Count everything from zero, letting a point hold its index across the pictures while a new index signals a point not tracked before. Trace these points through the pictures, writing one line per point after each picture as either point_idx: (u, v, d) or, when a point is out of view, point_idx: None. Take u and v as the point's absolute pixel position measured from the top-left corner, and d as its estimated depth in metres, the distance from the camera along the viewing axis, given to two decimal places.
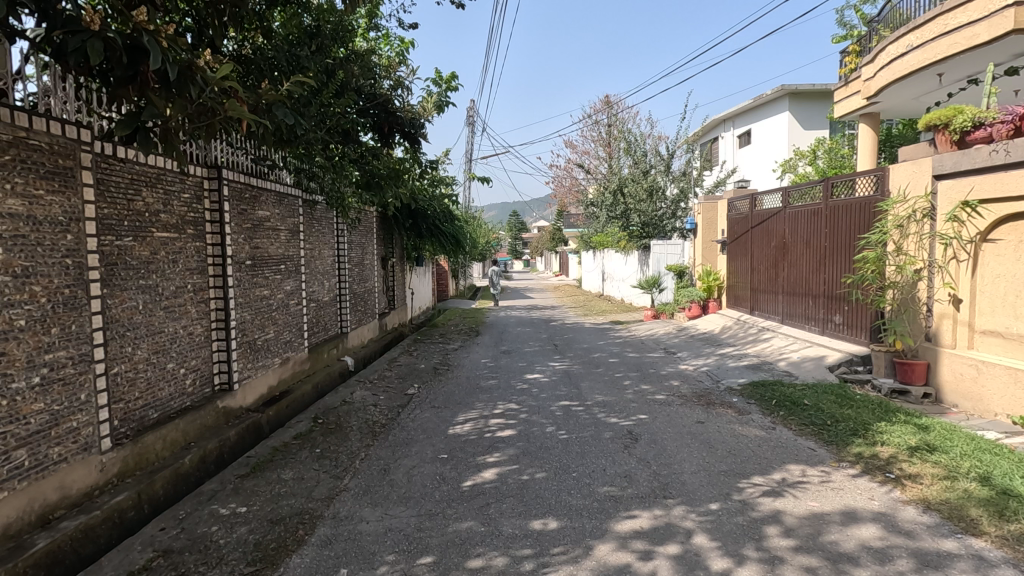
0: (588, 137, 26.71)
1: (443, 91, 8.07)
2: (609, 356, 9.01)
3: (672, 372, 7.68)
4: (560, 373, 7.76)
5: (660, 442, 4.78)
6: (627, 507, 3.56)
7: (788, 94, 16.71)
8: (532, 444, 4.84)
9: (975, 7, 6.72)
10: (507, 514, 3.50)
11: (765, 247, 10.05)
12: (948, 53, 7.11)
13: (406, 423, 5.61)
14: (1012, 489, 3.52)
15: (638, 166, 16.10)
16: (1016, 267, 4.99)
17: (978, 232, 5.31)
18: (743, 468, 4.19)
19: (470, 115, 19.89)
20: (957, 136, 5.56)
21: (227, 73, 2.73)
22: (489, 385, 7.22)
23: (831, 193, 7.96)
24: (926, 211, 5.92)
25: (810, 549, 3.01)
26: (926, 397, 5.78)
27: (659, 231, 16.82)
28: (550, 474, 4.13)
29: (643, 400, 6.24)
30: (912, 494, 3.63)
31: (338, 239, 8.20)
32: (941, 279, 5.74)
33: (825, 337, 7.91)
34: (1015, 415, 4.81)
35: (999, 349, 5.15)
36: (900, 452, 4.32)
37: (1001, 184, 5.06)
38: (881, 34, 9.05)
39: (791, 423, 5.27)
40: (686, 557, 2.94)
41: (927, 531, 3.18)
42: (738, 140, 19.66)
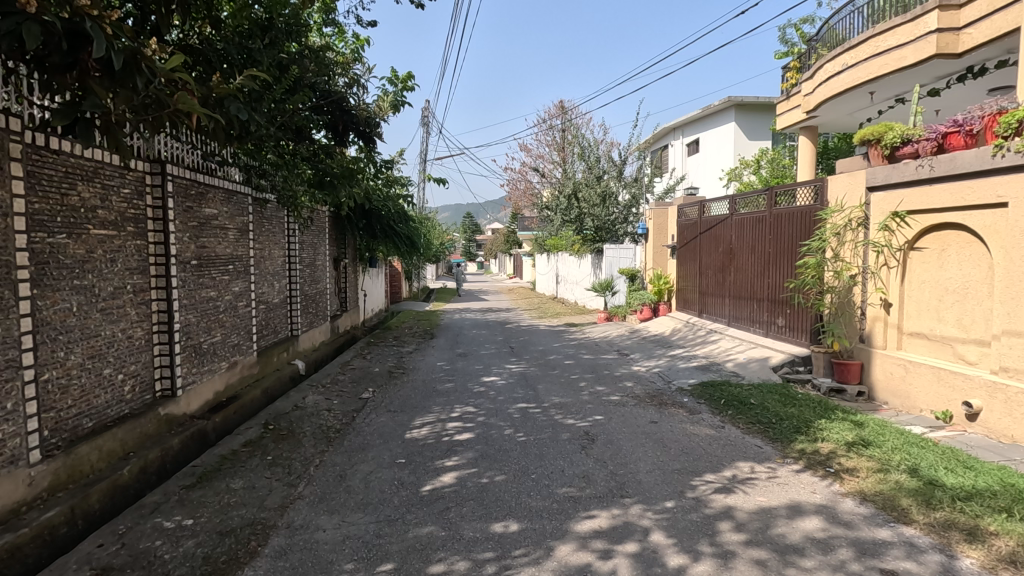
0: (543, 141, 26.99)
1: (399, 91, 8.00)
2: (565, 359, 9.13)
3: (627, 374, 7.86)
4: (516, 376, 7.79)
5: (615, 443, 4.89)
6: (586, 507, 3.61)
7: (734, 105, 17.39)
8: (491, 447, 4.83)
9: (903, 31, 7.23)
10: (469, 517, 3.49)
11: (713, 252, 10.43)
12: (878, 73, 7.63)
13: (362, 428, 5.49)
14: (938, 480, 3.80)
15: (592, 171, 16.39)
16: (939, 274, 5.38)
17: (907, 241, 5.70)
18: (695, 466, 4.34)
19: (425, 116, 19.71)
20: (888, 151, 5.94)
21: (178, 64, 2.60)
22: (446, 388, 7.17)
23: (775, 201, 8.35)
24: (860, 220, 6.31)
25: (760, 542, 3.15)
26: (860, 395, 6.15)
27: (612, 236, 17.12)
28: (510, 477, 4.14)
29: (598, 401, 6.35)
30: (850, 487, 3.86)
31: (289, 239, 7.93)
32: (874, 284, 6.13)
33: (769, 338, 8.30)
34: (939, 412, 5.18)
35: (924, 349, 5.54)
36: (838, 447, 4.58)
37: (927, 198, 5.44)
38: (819, 52, 9.59)
39: (738, 422, 5.49)
40: (644, 555, 3.01)
41: (864, 521, 3.39)
42: (688, 149, 20.35)
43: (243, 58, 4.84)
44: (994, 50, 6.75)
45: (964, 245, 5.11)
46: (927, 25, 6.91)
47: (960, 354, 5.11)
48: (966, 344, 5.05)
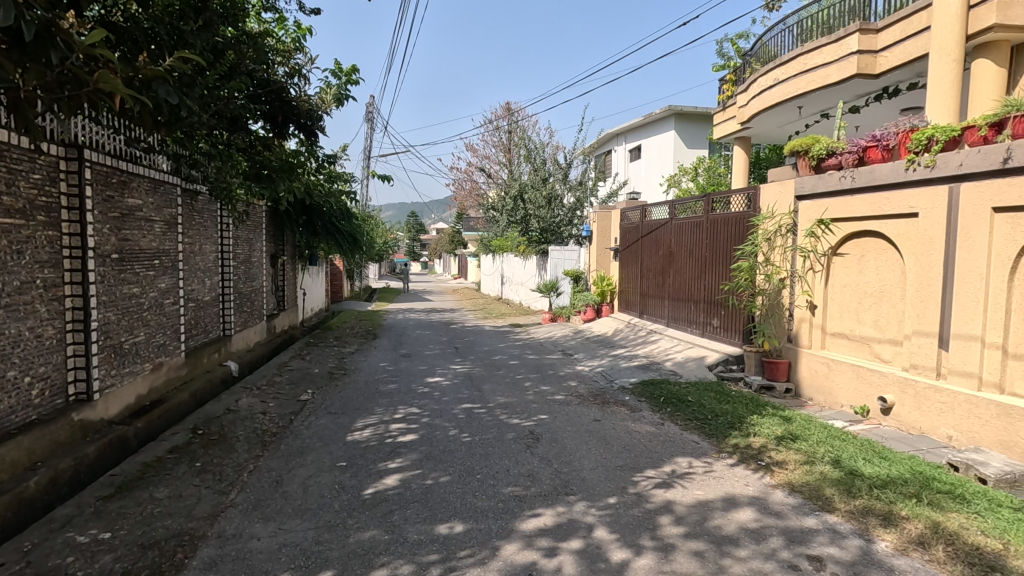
0: (489, 142, 26.99)
1: (343, 84, 7.79)
2: (510, 359, 9.15)
3: (570, 373, 7.97)
4: (461, 376, 7.74)
5: (560, 442, 4.93)
6: (531, 505, 3.62)
7: (674, 114, 18.03)
8: (436, 448, 4.76)
9: (828, 51, 7.72)
10: (413, 519, 3.41)
11: (654, 255, 10.75)
12: (806, 89, 8.11)
13: (301, 431, 5.28)
14: (857, 470, 4.07)
15: (537, 173, 16.54)
16: (858, 278, 5.77)
17: (830, 247, 6.09)
18: (637, 462, 4.45)
19: (369, 111, 19.25)
20: (814, 162, 6.32)
21: (99, 39, 2.38)
22: (389, 389, 7.00)
23: (711, 207, 8.69)
24: (790, 227, 6.68)
25: (698, 534, 3.26)
26: (788, 392, 6.51)
27: (556, 237, 17.32)
28: (455, 478, 4.08)
29: (543, 400, 6.40)
30: (779, 479, 4.07)
31: (222, 233, 7.52)
32: (801, 287, 6.51)
33: (705, 338, 8.66)
34: (858, 406, 5.55)
35: (845, 348, 5.94)
36: (769, 442, 4.82)
37: (848, 207, 5.82)
38: (753, 67, 10.09)
39: (676, 418, 5.68)
40: (588, 551, 3.05)
41: (792, 510, 3.58)
42: (630, 154, 20.93)
43: (174, 40, 4.53)
44: (906, 73, 7.32)
45: (880, 251, 5.51)
46: (848, 46, 7.41)
47: (876, 353, 5.50)
48: (882, 343, 5.44)
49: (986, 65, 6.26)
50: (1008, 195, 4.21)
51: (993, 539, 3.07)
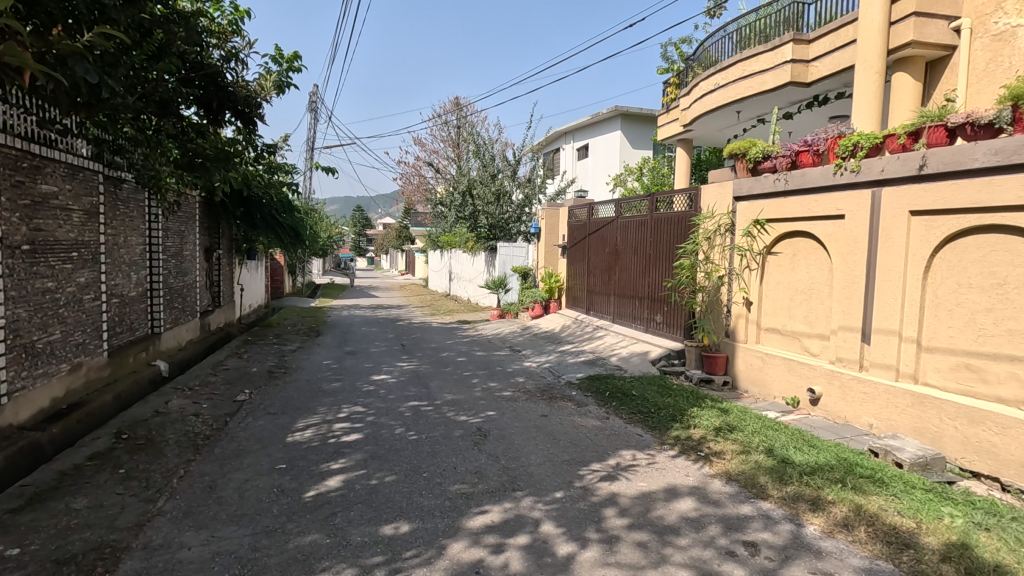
0: (438, 137, 26.70)
1: (284, 71, 7.47)
2: (458, 356, 9.08)
3: (518, 370, 7.99)
4: (408, 374, 7.61)
5: (507, 438, 4.94)
6: (478, 502, 3.60)
7: (620, 115, 18.42)
8: (381, 447, 4.66)
9: (764, 59, 8.09)
10: (357, 521, 3.32)
11: (600, 252, 10.95)
12: (743, 95, 8.46)
13: (237, 434, 5.04)
14: (788, 458, 4.29)
15: (486, 169, 16.51)
16: (790, 276, 6.08)
17: (765, 246, 6.38)
18: (582, 456, 4.51)
19: (313, 100, 18.59)
20: (751, 165, 6.60)
21: (6, 8, 2.17)
22: (333, 388, 6.79)
23: (655, 207, 8.93)
24: (728, 227, 6.95)
25: (642, 525, 3.34)
26: (726, 384, 6.79)
27: (505, 234, 17.32)
28: (401, 477, 4.01)
29: (490, 397, 6.39)
30: (717, 469, 4.24)
31: (150, 224, 7.07)
32: (738, 284, 6.79)
33: (648, 334, 8.90)
34: (789, 398, 5.86)
35: (777, 343, 6.25)
36: (708, 433, 5.00)
37: (781, 208, 6.11)
38: (695, 71, 10.43)
39: (621, 412, 5.80)
40: (534, 546, 3.07)
41: (729, 498, 3.73)
42: (578, 153, 21.22)
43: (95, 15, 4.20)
44: (834, 83, 7.78)
45: (811, 251, 5.82)
46: (783, 55, 7.79)
47: (806, 347, 5.82)
48: (811, 338, 5.75)
49: (904, 80, 6.77)
50: (924, 200, 4.53)
51: (908, 519, 3.31)
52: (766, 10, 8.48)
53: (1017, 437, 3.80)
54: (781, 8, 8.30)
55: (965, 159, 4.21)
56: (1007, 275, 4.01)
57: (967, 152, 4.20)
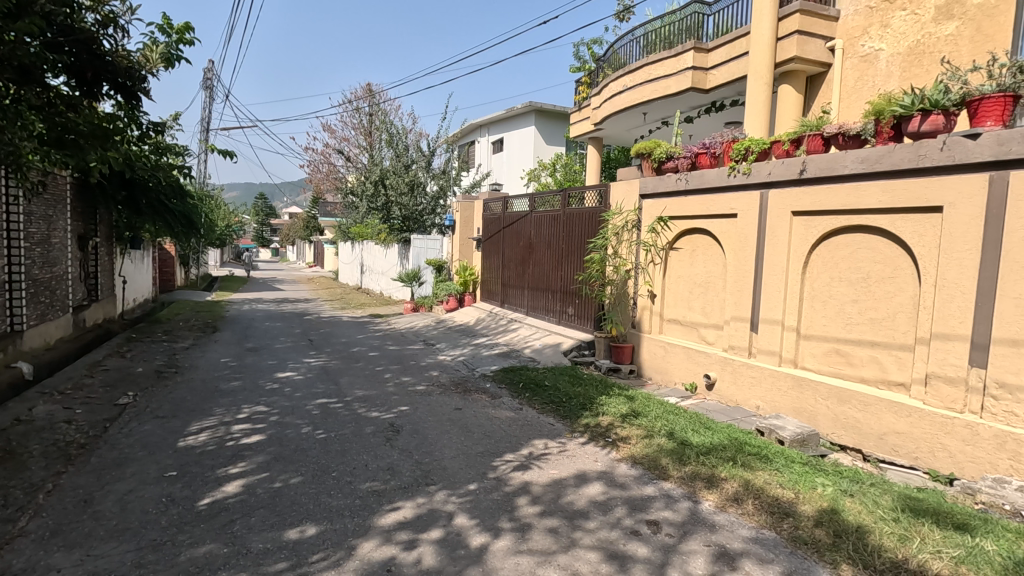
0: (348, 124, 25.72)
1: (173, 43, 6.83)
2: (369, 350, 8.81)
3: (432, 363, 7.91)
4: (316, 370, 7.28)
5: (421, 432, 4.87)
6: (390, 499, 3.53)
7: (534, 111, 18.70)
8: (286, 448, 4.43)
9: (669, 64, 8.53)
10: (259, 527, 3.14)
11: (514, 245, 11.08)
12: (649, 97, 8.88)
13: (118, 440, 4.57)
14: (687, 440, 4.59)
15: (399, 159, 16.14)
16: (690, 270, 6.48)
17: (668, 242, 6.76)
18: (496, 447, 4.55)
19: (208, 77, 17.18)
20: (656, 164, 6.94)
21: None
22: (232, 387, 6.35)
23: (568, 202, 9.17)
24: (635, 223, 7.27)
25: (553, 511, 3.43)
26: (631, 372, 7.14)
27: (419, 226, 17.03)
28: (307, 478, 3.83)
29: (404, 392, 6.26)
30: (623, 453, 4.45)
31: (8, 207, 6.20)
32: (643, 278, 7.14)
33: (560, 326, 9.14)
34: (688, 383, 6.27)
35: (678, 332, 6.66)
36: (615, 419, 5.23)
37: (682, 207, 6.49)
38: (605, 71, 10.80)
39: (534, 402, 5.92)
40: (448, 540, 3.05)
41: (634, 480, 3.93)
42: (492, 147, 21.29)
43: None
44: (729, 91, 8.36)
45: (707, 247, 6.24)
46: (685, 61, 8.26)
47: (703, 336, 6.24)
48: (707, 327, 6.18)
49: (789, 92, 7.40)
50: (804, 201, 5.00)
51: (788, 490, 3.65)
52: (670, 17, 8.95)
53: (876, 412, 4.32)
54: (683, 17, 8.79)
55: (836, 166, 4.69)
56: (870, 270, 4.53)
57: (839, 160, 4.68)
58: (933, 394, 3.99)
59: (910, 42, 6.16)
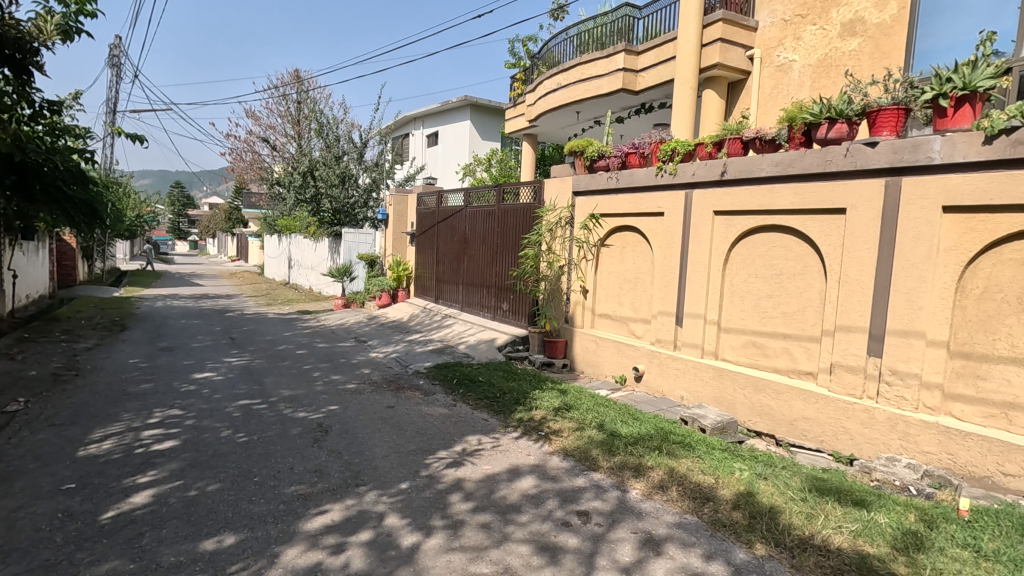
0: (274, 111, 24.51)
1: (71, 15, 6.21)
2: (297, 348, 8.46)
3: (363, 361, 7.70)
4: (238, 370, 6.90)
5: (350, 432, 4.73)
6: (317, 502, 3.40)
7: (470, 105, 18.59)
8: (203, 453, 4.17)
9: (601, 65, 8.72)
10: (171, 539, 2.93)
11: (449, 241, 10.98)
12: (582, 97, 9.04)
13: (5, 452, 4.12)
14: (616, 431, 4.73)
15: (330, 150, 15.55)
16: (620, 266, 6.68)
17: (599, 239, 6.92)
18: (429, 444, 4.50)
19: (114, 54, 15.83)
20: (588, 163, 7.08)
21: None
22: (141, 390, 5.89)
23: (502, 197, 9.19)
24: (568, 220, 7.39)
25: (485, 506, 3.43)
26: (564, 366, 7.28)
27: (350, 220, 16.52)
28: (227, 484, 3.62)
29: (333, 391, 6.06)
30: (555, 446, 4.52)
31: None
32: (576, 274, 7.28)
33: (495, 321, 9.17)
34: (618, 376, 6.46)
35: (608, 327, 6.84)
36: (548, 413, 5.31)
37: (613, 205, 6.66)
38: (539, 69, 10.90)
39: (468, 398, 5.90)
40: (378, 541, 2.98)
41: (566, 472, 4.01)
42: (427, 140, 20.98)
43: None
44: (657, 93, 8.66)
45: (637, 244, 6.44)
46: (616, 63, 8.47)
47: (632, 330, 6.45)
48: (636, 322, 6.39)
49: (711, 97, 7.75)
50: (725, 202, 5.26)
51: (709, 476, 3.85)
52: (602, 19, 9.15)
53: (787, 400, 4.63)
54: (614, 20, 9.01)
55: (754, 169, 4.96)
56: (782, 267, 4.84)
57: (756, 163, 4.96)
58: (837, 381, 4.33)
59: (819, 55, 6.63)
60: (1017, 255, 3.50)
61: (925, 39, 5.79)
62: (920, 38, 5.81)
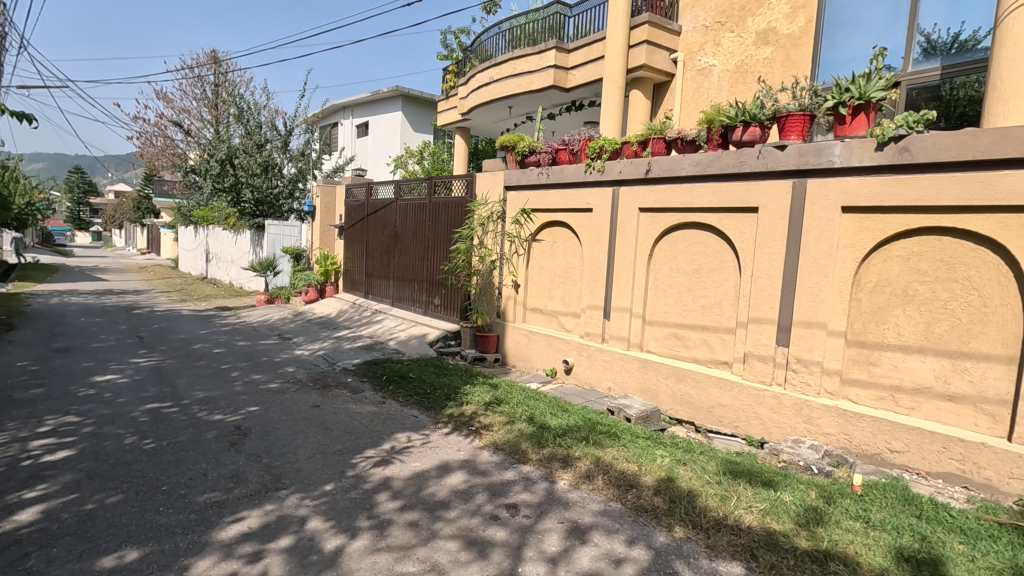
0: (188, 93, 22.87)
1: None
2: (213, 347, 7.96)
3: (287, 359, 7.37)
4: (146, 371, 6.40)
5: (272, 433, 4.51)
6: (233, 510, 3.21)
7: (401, 96, 18.19)
8: (104, 462, 3.83)
9: (532, 61, 8.77)
10: (62, 558, 2.68)
11: (379, 234, 10.71)
12: (514, 92, 9.06)
13: None
14: (545, 423, 4.80)
15: (251, 137, 14.74)
16: (550, 261, 6.77)
17: (530, 234, 6.98)
18: (356, 444, 4.37)
19: None
20: (519, 158, 7.11)
21: None
22: (31, 396, 5.33)
23: (434, 190, 9.06)
24: (499, 214, 7.39)
25: (413, 504, 3.38)
26: (496, 361, 7.30)
27: (274, 211, 15.75)
28: (130, 495, 3.35)
29: (253, 391, 5.76)
30: (485, 440, 4.52)
31: None
32: (508, 268, 7.31)
33: (427, 316, 9.05)
34: (548, 369, 6.56)
35: (539, 321, 6.93)
36: (479, 408, 5.30)
37: (543, 200, 6.73)
38: (472, 62, 10.82)
39: (397, 395, 5.79)
40: (299, 546, 2.86)
41: (495, 466, 4.02)
42: (357, 130, 20.32)
43: None
44: (587, 91, 8.82)
45: (567, 239, 6.55)
46: (547, 60, 8.55)
47: (562, 324, 6.56)
48: (566, 315, 6.51)
49: (638, 97, 8.00)
50: (649, 199, 5.45)
51: (632, 464, 3.98)
52: (534, 15, 9.20)
53: (706, 388, 4.87)
54: (546, 16, 9.08)
55: (676, 168, 5.16)
56: (701, 262, 5.08)
57: (678, 162, 5.16)
58: (750, 370, 4.60)
59: (737, 61, 6.98)
60: (904, 251, 3.84)
61: (828, 51, 6.22)
62: (824, 50, 6.25)
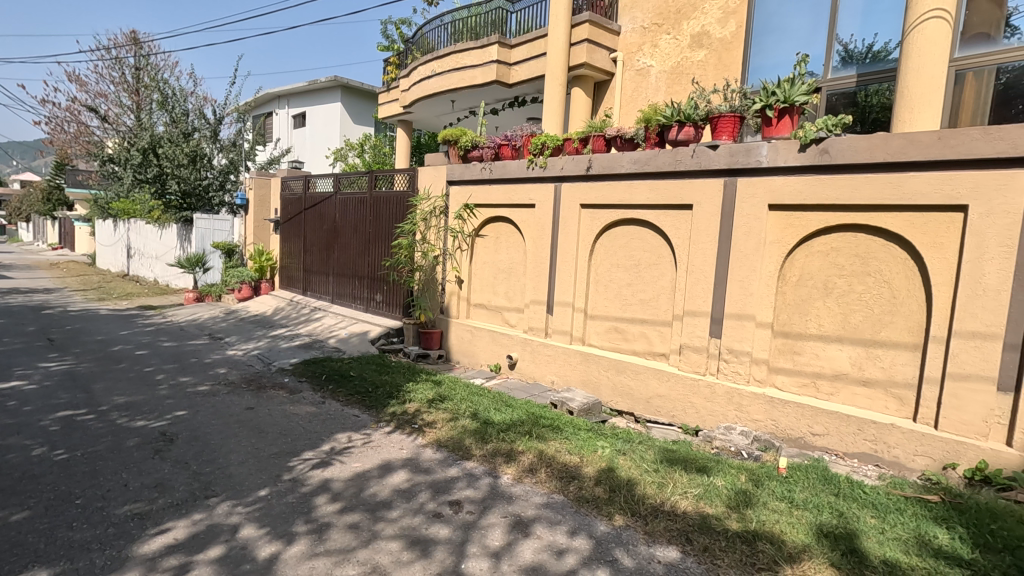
0: (105, 76, 21.22)
1: None
2: (136, 349, 7.45)
3: (219, 360, 7.00)
4: (57, 376, 5.90)
5: (201, 439, 4.28)
6: (156, 521, 3.02)
7: (340, 86, 17.63)
8: (7, 477, 3.51)
9: (475, 55, 8.71)
10: None
11: (317, 229, 10.35)
12: (456, 86, 8.97)
13: None
14: (489, 419, 4.80)
15: (176, 125, 13.87)
16: (494, 256, 6.76)
17: (474, 229, 6.94)
18: (293, 446, 4.22)
19: None
20: (462, 152, 7.05)
21: None
22: None
23: (375, 184, 8.85)
24: (442, 209, 7.30)
25: (354, 506, 3.30)
26: (440, 357, 7.23)
27: (203, 204, 14.91)
28: (38, 511, 3.08)
29: (180, 394, 5.43)
30: (429, 438, 4.47)
31: None
32: (451, 264, 7.25)
33: (368, 313, 8.84)
34: (492, 364, 6.57)
35: (483, 317, 6.92)
36: (422, 405, 5.23)
37: (487, 195, 6.71)
38: (413, 54, 10.62)
39: (337, 395, 5.62)
40: (230, 556, 2.73)
41: (439, 464, 3.99)
42: (293, 121, 19.54)
43: None
44: (529, 87, 8.85)
45: (510, 235, 6.56)
46: (490, 54, 8.51)
47: (506, 319, 6.58)
48: (510, 311, 6.53)
49: (580, 95, 8.14)
50: (590, 196, 5.54)
51: (574, 456, 4.05)
52: (477, 9, 9.13)
53: (645, 379, 5.02)
54: (488, 11, 9.03)
55: (616, 165, 5.27)
56: (640, 258, 5.22)
57: (617, 160, 5.27)
58: (685, 361, 4.78)
59: (673, 63, 7.21)
60: (825, 247, 4.09)
61: (757, 56, 6.52)
62: (753, 55, 6.55)
